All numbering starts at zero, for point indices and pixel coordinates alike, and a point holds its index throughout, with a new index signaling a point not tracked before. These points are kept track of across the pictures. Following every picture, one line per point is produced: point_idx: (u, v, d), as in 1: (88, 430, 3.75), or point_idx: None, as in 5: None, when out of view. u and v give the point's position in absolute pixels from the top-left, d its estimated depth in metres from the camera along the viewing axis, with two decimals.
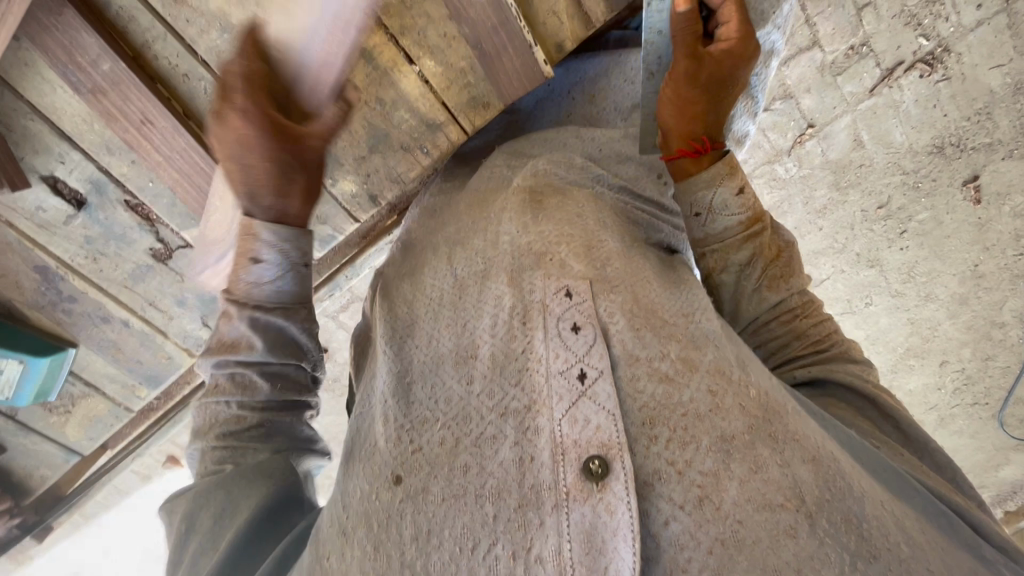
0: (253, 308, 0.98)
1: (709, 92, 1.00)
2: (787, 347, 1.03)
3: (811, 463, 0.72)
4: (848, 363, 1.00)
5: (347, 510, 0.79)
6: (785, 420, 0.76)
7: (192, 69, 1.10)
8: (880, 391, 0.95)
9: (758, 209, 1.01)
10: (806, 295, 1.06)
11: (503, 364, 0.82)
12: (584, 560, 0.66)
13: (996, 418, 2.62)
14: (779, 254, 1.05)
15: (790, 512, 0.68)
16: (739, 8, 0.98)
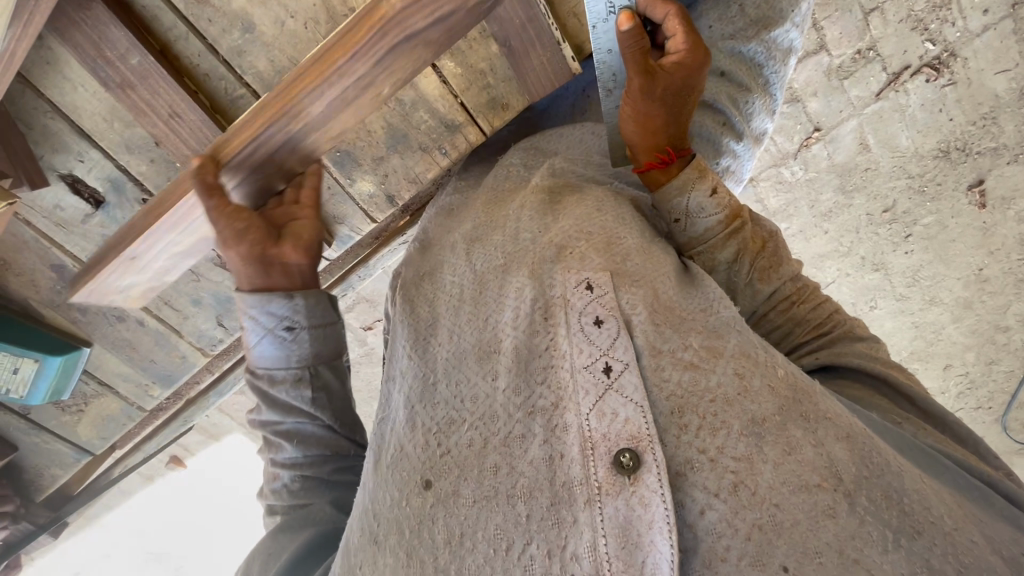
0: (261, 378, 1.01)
1: (668, 104, 0.96)
2: (790, 335, 1.00)
3: (845, 441, 0.72)
4: (851, 343, 0.97)
5: (378, 518, 0.80)
6: (816, 401, 0.76)
7: (214, 68, 1.11)
8: (889, 370, 0.93)
9: (736, 205, 0.98)
10: (799, 279, 1.02)
11: (527, 359, 0.82)
12: (620, 555, 0.66)
13: (1001, 423, 2.61)
14: (765, 244, 1.02)
15: (827, 491, 0.68)
16: (684, 19, 0.94)
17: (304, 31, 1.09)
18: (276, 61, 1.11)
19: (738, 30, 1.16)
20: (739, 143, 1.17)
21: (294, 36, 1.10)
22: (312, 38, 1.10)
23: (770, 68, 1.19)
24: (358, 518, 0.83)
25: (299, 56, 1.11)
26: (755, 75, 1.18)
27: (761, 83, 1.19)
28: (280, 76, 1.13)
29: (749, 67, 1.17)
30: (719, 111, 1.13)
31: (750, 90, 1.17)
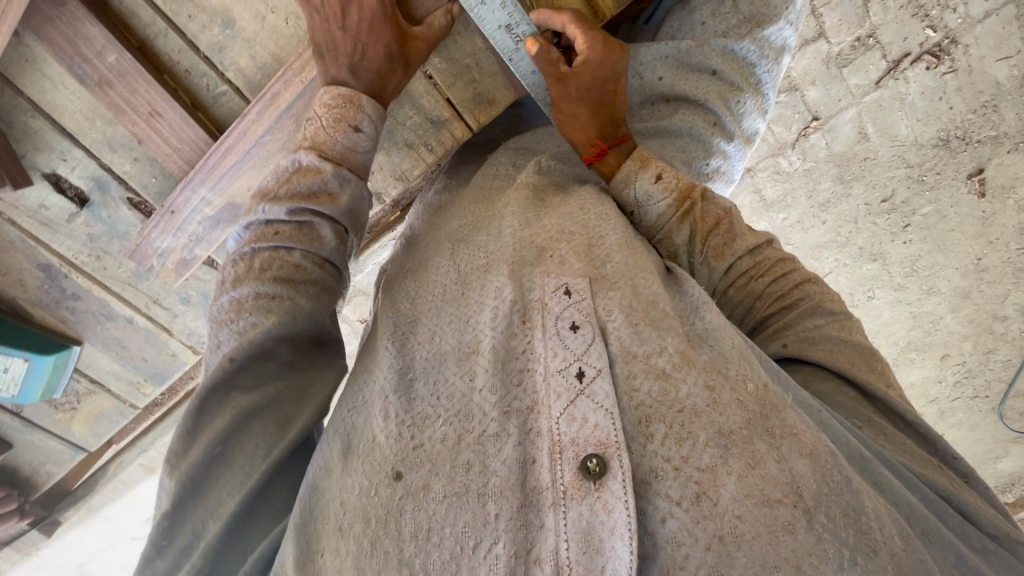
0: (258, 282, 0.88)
1: (590, 102, 1.04)
2: (751, 311, 0.95)
3: (809, 457, 0.71)
4: (818, 322, 0.91)
5: (345, 504, 0.77)
6: (783, 415, 0.75)
7: (194, 64, 1.09)
8: (858, 359, 0.87)
9: (686, 186, 0.98)
10: (758, 252, 0.96)
11: (504, 359, 0.80)
12: (580, 558, 0.68)
13: (996, 412, 2.62)
14: (718, 223, 0.97)
15: (787, 507, 0.68)
16: (580, 23, 1.01)
17: (286, 27, 1.08)
18: (257, 58, 1.10)
19: (731, 27, 1.17)
20: (730, 145, 1.15)
21: (277, 32, 1.08)
22: (294, 34, 1.08)
23: (763, 66, 1.18)
24: (319, 510, 0.79)
25: (281, 53, 1.10)
26: (748, 74, 1.17)
27: (754, 82, 1.17)
28: (262, 72, 1.11)
29: (742, 67, 1.16)
30: (708, 111, 1.13)
31: (742, 89, 1.16)
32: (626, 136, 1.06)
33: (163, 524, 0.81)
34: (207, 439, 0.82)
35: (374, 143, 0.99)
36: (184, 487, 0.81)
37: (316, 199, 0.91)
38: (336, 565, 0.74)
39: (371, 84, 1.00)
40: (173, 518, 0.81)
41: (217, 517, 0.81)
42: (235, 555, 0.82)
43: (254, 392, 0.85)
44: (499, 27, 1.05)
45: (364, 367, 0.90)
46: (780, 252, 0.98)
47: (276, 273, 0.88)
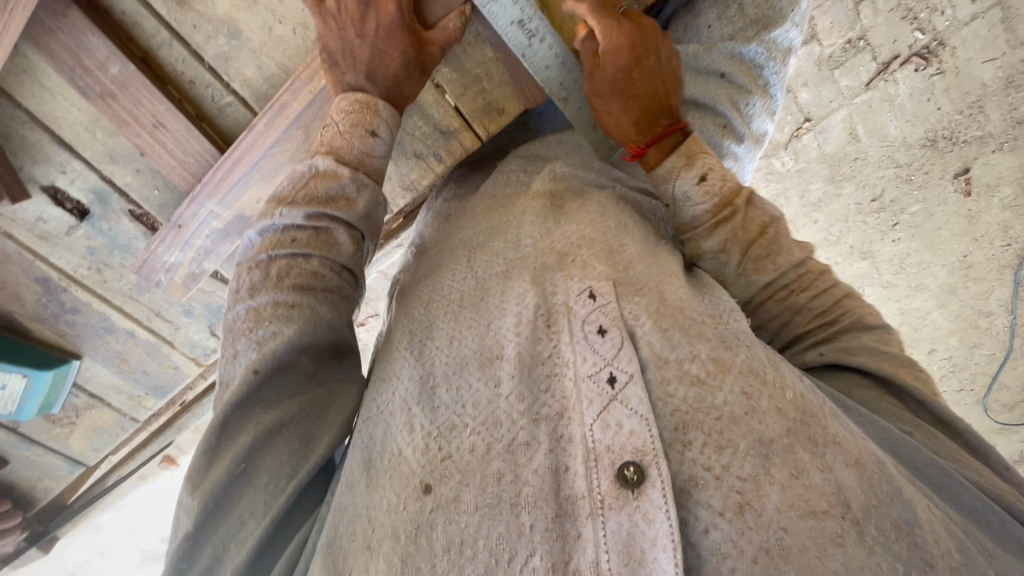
0: (275, 287, 0.86)
1: (624, 89, 1.02)
2: (790, 325, 0.94)
3: (854, 466, 0.71)
4: (859, 334, 0.90)
5: (372, 522, 0.76)
6: (825, 422, 0.75)
7: (200, 75, 1.07)
8: (898, 367, 0.86)
9: (729, 191, 0.96)
10: (802, 265, 0.94)
11: (530, 366, 0.81)
12: (622, 571, 0.67)
13: (982, 404, 2.67)
14: (764, 230, 0.95)
15: (835, 519, 0.68)
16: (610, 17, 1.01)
17: (293, 37, 1.05)
18: (263, 68, 1.08)
19: (737, 30, 1.17)
20: (741, 146, 1.16)
21: (284, 42, 1.06)
22: (301, 44, 1.05)
23: (770, 68, 1.19)
24: (346, 530, 0.78)
25: (288, 62, 1.08)
26: (756, 75, 1.18)
27: (761, 84, 1.18)
28: (268, 83, 1.09)
29: (749, 68, 1.17)
30: (719, 114, 1.13)
31: (750, 91, 1.16)
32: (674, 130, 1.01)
33: (185, 544, 0.80)
34: (229, 458, 0.81)
35: (391, 149, 0.98)
36: (206, 507, 0.80)
37: (334, 203, 0.90)
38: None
39: (387, 88, 0.99)
40: (196, 540, 0.80)
41: (240, 540, 0.80)
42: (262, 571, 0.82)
43: (276, 408, 0.84)
44: (511, 23, 1.03)
45: (379, 375, 0.90)
46: (823, 264, 0.95)
47: (294, 280, 0.86)
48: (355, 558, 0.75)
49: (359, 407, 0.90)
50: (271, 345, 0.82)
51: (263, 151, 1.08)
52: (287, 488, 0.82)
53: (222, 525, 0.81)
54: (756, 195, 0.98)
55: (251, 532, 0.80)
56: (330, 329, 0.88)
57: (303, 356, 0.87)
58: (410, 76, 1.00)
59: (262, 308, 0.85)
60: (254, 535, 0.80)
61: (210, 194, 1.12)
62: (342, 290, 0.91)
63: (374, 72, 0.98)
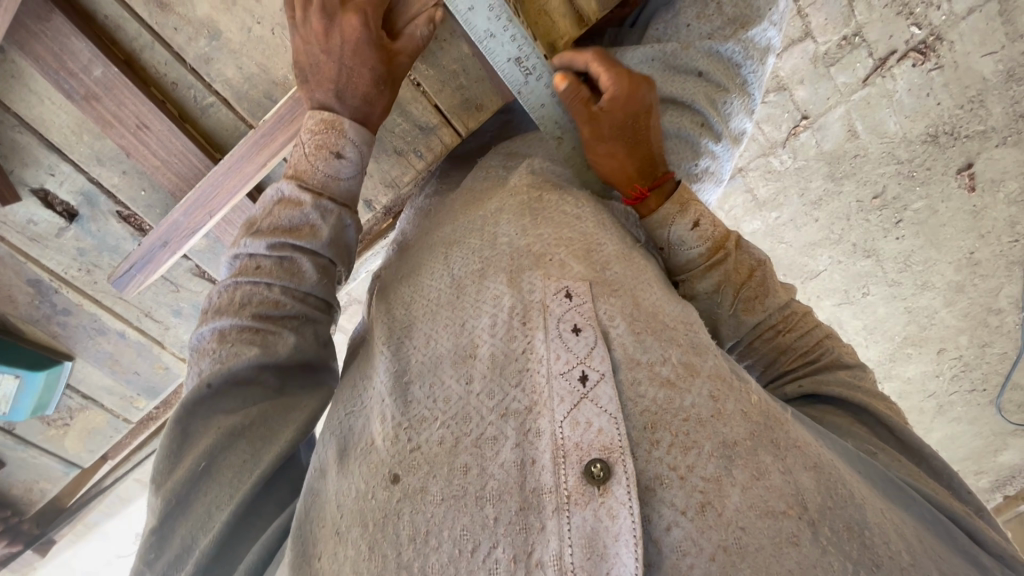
0: (256, 310, 0.89)
1: (625, 138, 1.00)
2: (775, 363, 0.97)
3: (813, 470, 0.72)
4: (836, 373, 0.94)
5: (342, 509, 0.76)
6: (788, 430, 0.76)
7: (181, 76, 1.09)
8: (874, 400, 0.90)
9: (722, 235, 0.96)
10: (786, 307, 0.97)
11: (503, 365, 0.79)
12: (584, 566, 0.65)
13: (995, 405, 2.61)
14: (752, 273, 0.97)
15: (793, 519, 0.67)
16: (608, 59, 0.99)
17: (272, 37, 1.08)
18: (244, 69, 1.10)
19: (715, 29, 1.17)
20: (718, 144, 1.16)
21: (263, 42, 1.08)
22: (280, 43, 1.08)
23: (748, 67, 1.19)
24: (316, 515, 0.79)
25: (267, 63, 1.10)
26: (733, 75, 1.18)
27: (739, 83, 1.18)
28: (248, 83, 1.11)
29: (727, 68, 1.17)
30: (696, 112, 1.13)
31: (728, 90, 1.17)
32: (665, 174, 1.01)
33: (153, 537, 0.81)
34: (195, 455, 0.83)
35: (359, 168, 0.98)
36: (172, 502, 0.81)
37: (296, 232, 0.92)
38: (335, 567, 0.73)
39: (357, 108, 0.99)
40: (163, 532, 0.81)
41: (206, 530, 0.80)
42: (236, 554, 0.82)
43: (237, 413, 0.86)
44: (507, 61, 1.04)
45: (357, 374, 0.91)
46: (804, 306, 1.00)
47: (256, 309, 0.89)
48: (325, 550, 0.75)
49: (340, 396, 0.90)
50: (233, 362, 0.85)
51: (257, 164, 1.11)
52: (253, 477, 0.82)
53: (196, 515, 0.81)
54: (743, 238, 1.00)
55: (220, 520, 0.80)
56: (296, 351, 0.89)
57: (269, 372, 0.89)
58: (380, 93, 1.00)
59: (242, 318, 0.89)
60: (219, 525, 0.80)
61: (201, 203, 1.13)
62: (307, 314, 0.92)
63: (343, 91, 0.98)
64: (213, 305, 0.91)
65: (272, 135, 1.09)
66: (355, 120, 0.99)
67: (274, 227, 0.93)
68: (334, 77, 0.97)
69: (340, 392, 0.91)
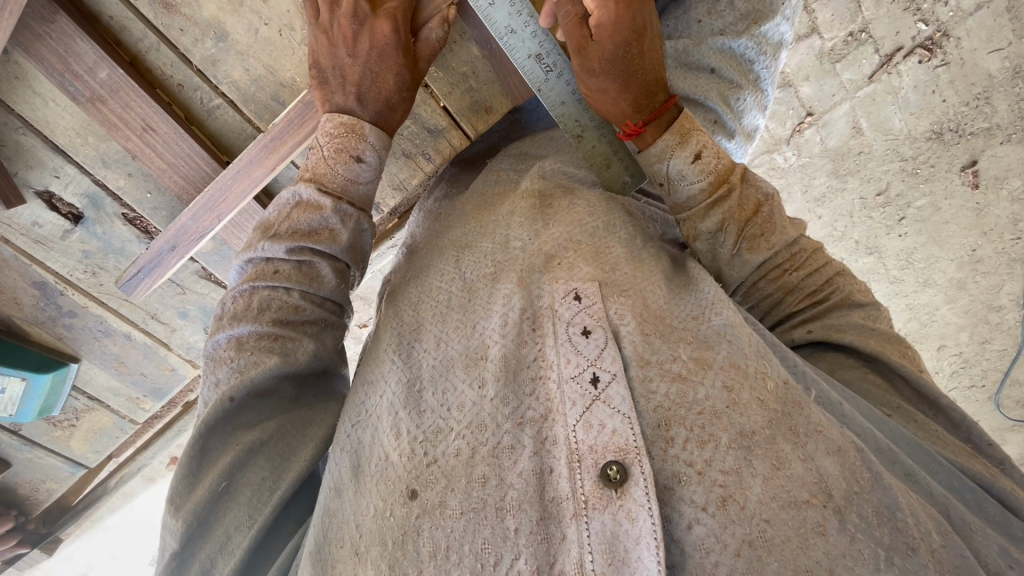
0: (274, 315, 0.88)
1: (618, 71, 0.94)
2: (779, 305, 0.94)
3: (836, 454, 0.71)
4: (845, 312, 0.91)
5: (360, 529, 0.76)
6: (806, 412, 0.75)
7: (188, 78, 1.09)
8: (886, 345, 0.87)
9: (725, 168, 0.93)
10: (795, 244, 0.93)
11: (515, 368, 0.79)
12: (606, 571, 0.66)
13: (994, 401, 2.59)
14: (759, 208, 0.93)
15: (816, 508, 0.67)
16: None
17: (280, 39, 1.08)
18: (251, 70, 1.09)
19: (728, 25, 1.16)
20: (731, 142, 1.15)
21: (270, 44, 1.08)
22: (287, 45, 1.08)
23: (761, 63, 1.18)
24: (335, 535, 0.78)
25: (275, 64, 1.09)
26: (744, 69, 1.17)
27: (752, 79, 1.17)
28: (256, 85, 1.11)
29: (738, 63, 1.16)
30: (709, 109, 1.11)
31: (741, 86, 1.15)
32: (666, 105, 0.96)
33: (172, 563, 0.81)
34: (211, 478, 0.82)
35: (377, 174, 0.97)
36: (190, 527, 0.81)
37: (316, 236, 0.91)
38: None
39: (378, 113, 0.98)
40: (182, 556, 0.81)
41: (228, 553, 0.81)
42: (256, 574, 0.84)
43: (254, 429, 0.86)
44: (528, 56, 1.03)
45: (365, 377, 0.90)
46: (815, 242, 0.95)
47: (275, 314, 0.88)
48: (345, 565, 0.75)
49: (346, 409, 0.89)
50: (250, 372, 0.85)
51: (268, 168, 1.10)
52: (271, 500, 0.84)
53: (215, 539, 0.82)
54: (749, 171, 0.96)
55: (240, 543, 0.81)
56: (312, 359, 0.90)
57: (283, 383, 0.89)
58: (402, 100, 0.99)
59: (261, 321, 0.88)
60: (242, 548, 0.81)
61: (211, 207, 1.12)
62: (324, 319, 0.93)
63: (365, 94, 0.97)
64: (229, 310, 0.90)
65: (279, 138, 1.09)
66: (376, 125, 0.97)
67: (292, 230, 0.91)
68: (358, 79, 0.97)
69: (347, 401, 0.90)
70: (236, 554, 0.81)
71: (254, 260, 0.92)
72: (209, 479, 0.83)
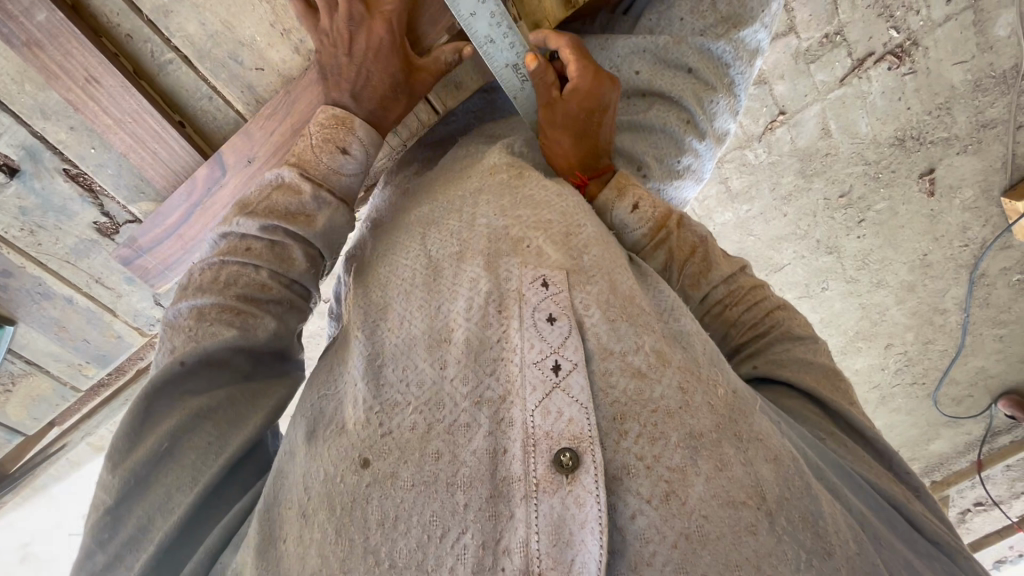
0: (239, 292, 0.87)
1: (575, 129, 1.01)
2: (726, 340, 0.98)
3: (773, 462, 0.73)
4: (787, 346, 0.94)
5: (309, 491, 0.76)
6: (750, 420, 0.77)
7: (137, 29, 1.02)
8: (820, 380, 0.91)
9: (662, 215, 0.98)
10: (733, 281, 0.99)
11: (478, 352, 0.78)
12: (550, 552, 0.66)
13: (932, 398, 2.79)
14: (695, 250, 0.98)
15: (750, 509, 0.69)
16: (577, 52, 0.99)
17: None
18: (207, 25, 1.04)
19: (708, 26, 1.16)
20: (702, 143, 1.16)
21: None
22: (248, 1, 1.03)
23: (736, 68, 1.18)
24: (283, 495, 0.79)
25: (233, 21, 1.04)
26: (721, 74, 1.17)
27: (726, 83, 1.17)
28: (212, 41, 1.05)
29: (715, 66, 1.16)
30: (684, 109, 1.13)
31: (716, 89, 1.16)
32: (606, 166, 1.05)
33: (106, 520, 0.79)
34: (156, 436, 0.81)
35: (363, 168, 0.98)
36: (127, 485, 0.79)
37: (292, 218, 0.90)
38: (300, 550, 0.73)
39: (372, 111, 0.99)
40: (116, 513, 0.79)
41: (166, 516, 0.79)
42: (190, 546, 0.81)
43: (203, 395, 0.85)
44: (506, 66, 1.03)
45: (340, 354, 0.90)
46: (754, 280, 1.00)
47: (241, 290, 0.88)
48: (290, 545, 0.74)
49: (312, 382, 0.89)
50: (206, 342, 0.84)
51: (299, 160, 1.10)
52: (219, 461, 0.82)
53: (151, 502, 0.80)
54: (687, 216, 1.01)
55: (182, 501, 0.80)
56: (274, 338, 0.89)
57: (240, 357, 0.87)
58: (397, 99, 1.01)
59: (227, 296, 0.87)
60: (180, 510, 0.79)
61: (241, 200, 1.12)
62: (289, 300, 0.91)
63: (361, 92, 0.99)
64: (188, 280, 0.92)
65: (269, 129, 1.09)
66: (368, 120, 0.99)
67: (270, 209, 0.91)
68: (352, 77, 0.98)
69: (314, 375, 0.90)
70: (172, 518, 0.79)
71: (227, 236, 0.91)
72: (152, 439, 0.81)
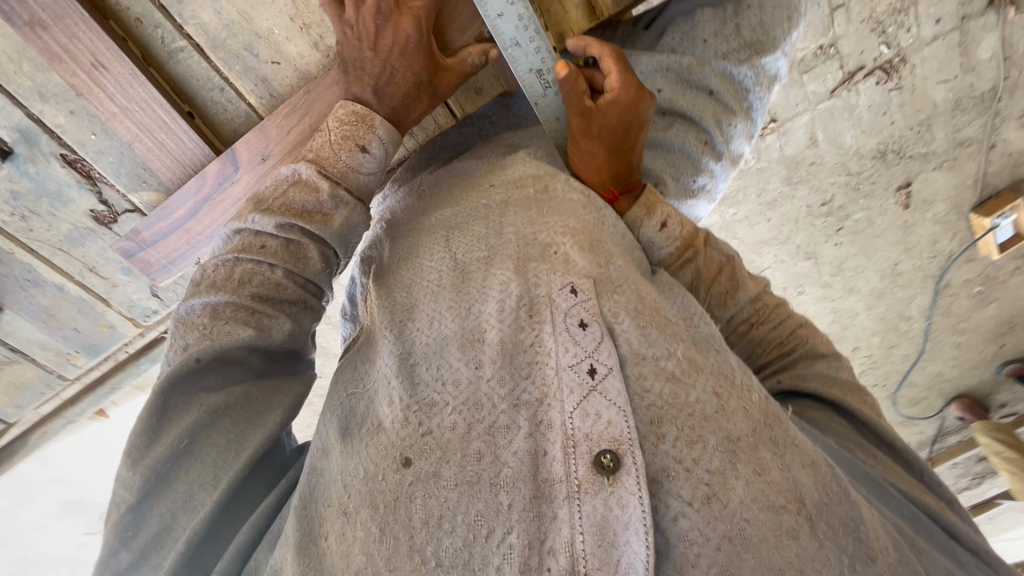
0: (252, 290, 0.87)
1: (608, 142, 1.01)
2: (751, 356, 1.02)
3: (811, 467, 0.76)
4: (812, 363, 0.99)
5: (349, 490, 0.77)
6: (786, 428, 0.79)
7: (148, 13, 0.98)
8: (845, 393, 0.96)
9: (690, 234, 1.02)
10: (758, 300, 1.03)
11: (513, 354, 0.79)
12: (596, 553, 0.67)
13: (891, 399, 2.97)
14: (721, 270, 1.02)
15: (791, 513, 0.72)
16: (618, 63, 1.00)
17: None
18: (223, 14, 1.00)
19: (730, 50, 1.16)
20: (718, 164, 1.19)
21: None
22: None
23: (756, 94, 1.19)
24: (322, 495, 0.80)
25: (251, 12, 1.00)
26: (740, 97, 1.18)
27: (745, 107, 1.19)
28: (227, 31, 1.01)
29: (733, 90, 1.17)
30: (702, 129, 1.16)
31: (735, 112, 1.18)
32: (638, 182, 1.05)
33: (127, 518, 0.78)
34: (173, 435, 0.80)
35: (381, 166, 0.97)
36: (147, 484, 0.78)
37: (309, 216, 0.90)
38: (343, 547, 0.74)
39: (394, 108, 0.98)
40: (137, 511, 0.79)
41: (190, 512, 0.79)
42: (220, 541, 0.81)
43: (220, 392, 0.84)
44: (529, 72, 1.03)
45: (365, 354, 0.91)
46: (777, 298, 1.05)
47: (255, 289, 0.87)
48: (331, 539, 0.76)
49: (338, 382, 0.90)
50: (222, 342, 0.83)
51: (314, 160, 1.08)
52: (239, 459, 0.82)
53: (173, 500, 0.79)
54: (712, 235, 1.05)
55: (207, 499, 0.80)
56: (288, 339, 0.89)
57: (254, 355, 0.88)
58: (420, 97, 1.00)
59: (240, 294, 0.87)
60: (206, 506, 0.79)
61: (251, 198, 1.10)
62: (304, 299, 0.91)
63: (383, 88, 0.97)
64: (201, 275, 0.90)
65: (286, 128, 1.07)
66: (388, 118, 0.98)
67: (285, 207, 0.91)
68: (376, 73, 0.97)
69: (338, 373, 0.92)
70: (201, 512, 0.79)
71: (241, 232, 0.91)
72: (169, 437, 0.80)
